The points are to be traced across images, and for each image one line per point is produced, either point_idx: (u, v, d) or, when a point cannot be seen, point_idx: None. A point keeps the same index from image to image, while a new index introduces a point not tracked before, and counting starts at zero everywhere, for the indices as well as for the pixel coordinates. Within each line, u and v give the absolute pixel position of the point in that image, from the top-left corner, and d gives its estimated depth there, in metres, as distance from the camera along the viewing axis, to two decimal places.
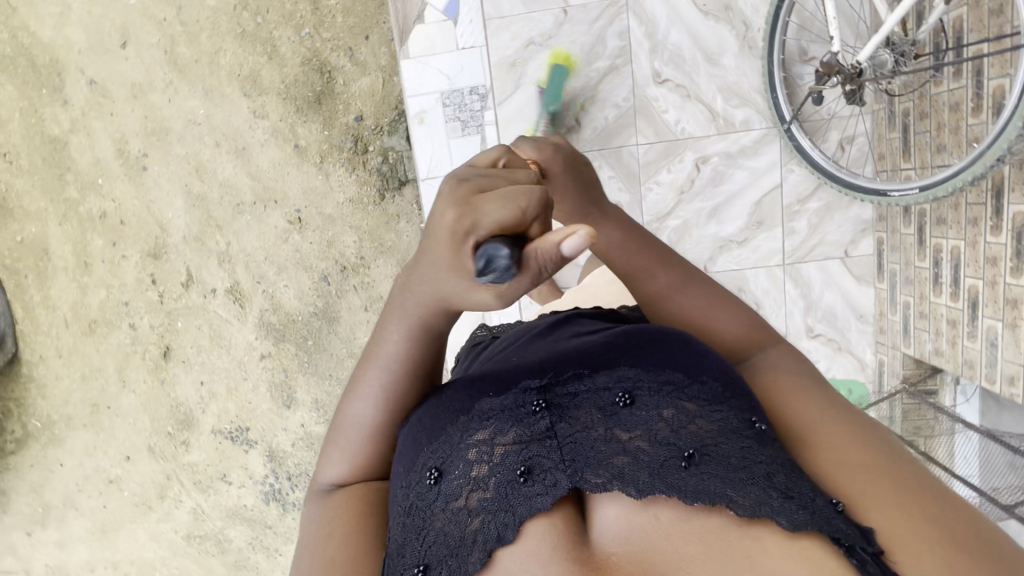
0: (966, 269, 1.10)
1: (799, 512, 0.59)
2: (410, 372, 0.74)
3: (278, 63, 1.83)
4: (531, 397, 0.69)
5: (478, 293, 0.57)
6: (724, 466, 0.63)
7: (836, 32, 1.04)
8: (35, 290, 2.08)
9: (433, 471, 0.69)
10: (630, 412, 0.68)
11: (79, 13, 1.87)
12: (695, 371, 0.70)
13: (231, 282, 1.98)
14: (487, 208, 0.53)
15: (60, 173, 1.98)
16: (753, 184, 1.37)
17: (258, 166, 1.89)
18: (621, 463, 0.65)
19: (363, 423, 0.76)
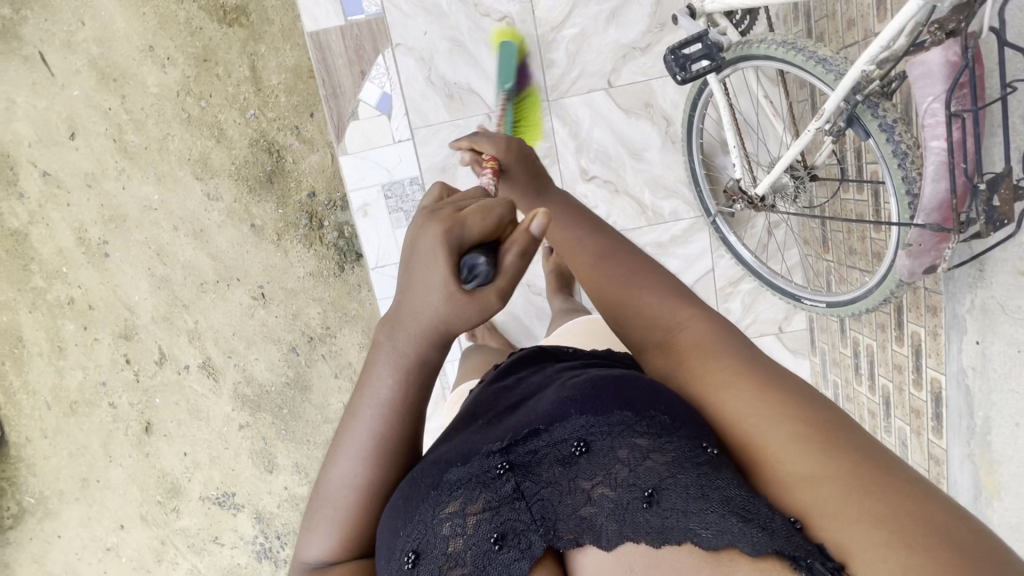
0: (879, 367, 1.23)
1: (760, 535, 0.52)
2: (400, 417, 0.69)
3: (226, 146, 1.84)
4: (495, 460, 0.65)
5: (467, 308, 0.63)
6: (685, 496, 0.57)
7: (737, 159, 1.09)
8: (14, 375, 2.12)
9: (410, 555, 0.62)
10: (588, 460, 0.63)
11: (25, 107, 1.87)
12: (643, 407, 0.63)
13: (203, 358, 2.02)
14: (465, 221, 0.62)
15: (24, 264, 2.01)
16: (686, 271, 1.42)
17: (218, 246, 1.92)
18: (587, 514, 0.60)
19: (350, 484, 0.70)
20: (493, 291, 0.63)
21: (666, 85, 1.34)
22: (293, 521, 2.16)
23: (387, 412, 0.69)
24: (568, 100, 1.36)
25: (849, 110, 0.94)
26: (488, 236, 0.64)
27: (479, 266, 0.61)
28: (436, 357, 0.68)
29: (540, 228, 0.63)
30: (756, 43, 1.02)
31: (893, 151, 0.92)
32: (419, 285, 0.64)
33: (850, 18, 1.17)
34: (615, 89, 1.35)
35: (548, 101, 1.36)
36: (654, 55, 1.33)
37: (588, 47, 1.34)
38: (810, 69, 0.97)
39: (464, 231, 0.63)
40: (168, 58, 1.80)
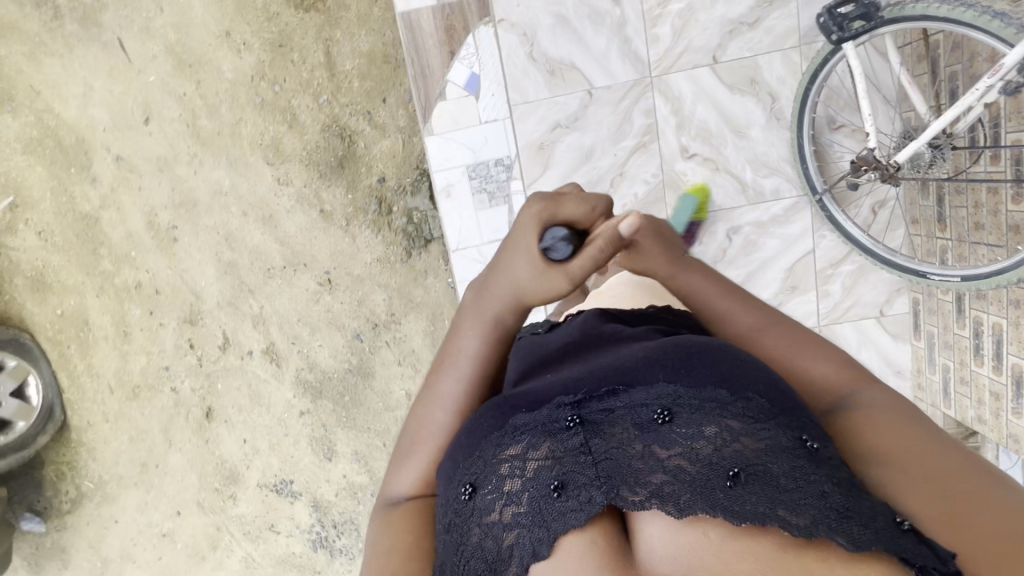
0: (1009, 346, 1.14)
1: (863, 532, 0.56)
2: (480, 374, 0.79)
3: (299, 131, 1.86)
4: (565, 412, 0.67)
5: (550, 280, 0.73)
6: (774, 486, 0.60)
7: (872, 129, 1.15)
8: (79, 359, 2.14)
9: (468, 486, 0.68)
10: (668, 429, 0.64)
11: (102, 93, 1.91)
12: (739, 388, 0.67)
13: (267, 343, 2.03)
14: (565, 204, 0.73)
15: (94, 248, 2.03)
16: (786, 251, 1.40)
17: (286, 231, 1.93)
18: (660, 482, 0.61)
19: (442, 430, 0.77)
20: (574, 268, 0.72)
21: (774, 61, 1.32)
22: (350, 510, 2.15)
23: (473, 367, 0.78)
24: (671, 77, 1.36)
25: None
26: (581, 222, 0.74)
27: (562, 237, 0.71)
28: (512, 326, 0.79)
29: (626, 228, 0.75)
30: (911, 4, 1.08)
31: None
32: (512, 252, 0.75)
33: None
34: (722, 67, 1.34)
35: (650, 78, 1.36)
36: (762, 31, 1.31)
37: (694, 23, 1.33)
38: (978, 24, 1.02)
39: (557, 211, 0.73)
40: (244, 44, 1.82)
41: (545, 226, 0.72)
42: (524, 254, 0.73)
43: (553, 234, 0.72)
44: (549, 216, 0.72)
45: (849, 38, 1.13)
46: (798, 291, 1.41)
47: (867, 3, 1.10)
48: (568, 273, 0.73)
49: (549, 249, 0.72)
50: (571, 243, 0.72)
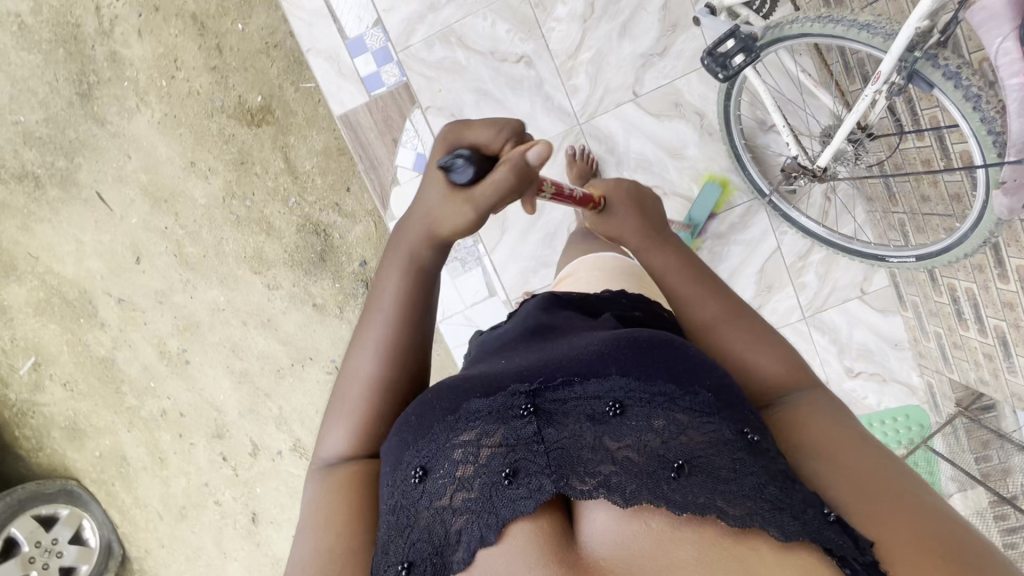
0: (986, 309, 1.13)
1: (791, 523, 0.57)
2: (408, 318, 0.87)
3: (277, 237, 1.94)
4: (520, 400, 0.68)
5: (456, 203, 0.82)
6: (715, 478, 0.60)
7: (793, 141, 1.17)
8: (125, 493, 2.23)
9: (418, 470, 0.69)
10: (618, 421, 0.66)
11: (93, 244, 2.03)
12: (686, 380, 0.68)
13: (293, 440, 2.10)
14: (474, 132, 0.82)
15: (116, 387, 2.14)
16: (752, 254, 1.43)
17: (287, 331, 2.00)
18: (610, 473, 0.62)
19: (365, 380, 0.84)
20: (477, 192, 0.80)
21: (691, 81, 1.37)
22: None
23: (393, 316, 0.86)
24: (599, 118, 1.41)
25: (910, 68, 0.94)
26: (488, 149, 0.82)
27: (464, 159, 0.78)
28: (433, 259, 0.88)
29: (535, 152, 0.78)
30: (788, 22, 1.07)
31: (965, 94, 0.92)
32: (430, 181, 0.84)
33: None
34: (645, 98, 1.39)
35: (579, 125, 1.41)
36: (672, 57, 1.36)
37: (607, 65, 1.39)
38: (850, 35, 1.00)
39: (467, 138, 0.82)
40: (209, 170, 1.92)
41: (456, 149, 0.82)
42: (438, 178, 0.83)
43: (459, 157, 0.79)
44: (460, 139, 0.82)
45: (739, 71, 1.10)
46: (775, 290, 1.43)
47: (745, 36, 1.07)
48: (472, 197, 0.81)
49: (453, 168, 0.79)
50: (470, 165, 0.78)
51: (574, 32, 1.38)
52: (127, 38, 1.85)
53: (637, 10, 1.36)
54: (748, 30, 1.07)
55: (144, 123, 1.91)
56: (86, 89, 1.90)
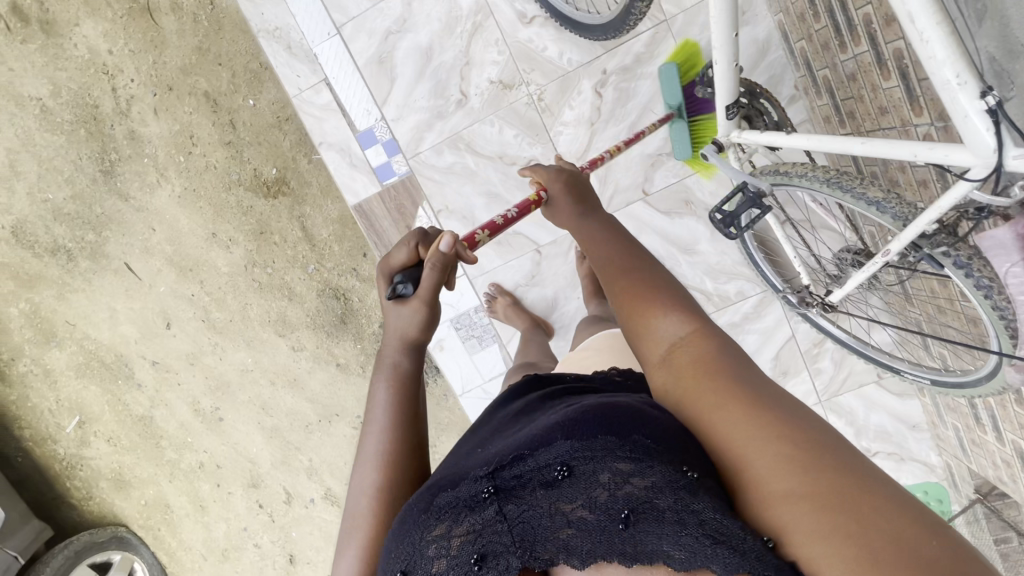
0: (1004, 424, 1.12)
1: (729, 555, 0.54)
2: (397, 418, 0.86)
3: (299, 301, 2.00)
4: (482, 483, 0.67)
5: (406, 308, 0.88)
6: (660, 522, 0.58)
7: (800, 267, 1.06)
8: (170, 537, 2.37)
9: (398, 573, 0.66)
10: (570, 484, 0.63)
11: (125, 311, 2.12)
12: (626, 431, 0.64)
13: (325, 489, 2.19)
14: (393, 257, 0.92)
15: (156, 441, 2.25)
16: (768, 342, 1.53)
17: (314, 390, 2.08)
18: (567, 536, 0.62)
19: (366, 493, 0.81)
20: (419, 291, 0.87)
21: (701, 179, 1.46)
22: None
23: (386, 415, 0.86)
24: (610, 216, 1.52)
25: (921, 253, 0.86)
26: (413, 262, 0.91)
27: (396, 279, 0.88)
28: (408, 363, 0.90)
29: (445, 243, 0.86)
30: (797, 175, 0.93)
31: (976, 284, 0.84)
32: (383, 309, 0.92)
33: (882, 105, 1.01)
34: (654, 196, 1.49)
35: None
36: None
37: (616, 166, 1.49)
38: (860, 207, 0.89)
39: (393, 265, 0.92)
40: (231, 240, 1.98)
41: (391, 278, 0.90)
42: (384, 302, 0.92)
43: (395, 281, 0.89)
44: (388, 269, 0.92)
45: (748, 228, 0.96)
46: (790, 375, 1.54)
47: (754, 193, 0.90)
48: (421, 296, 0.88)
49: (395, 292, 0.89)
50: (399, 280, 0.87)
51: (581, 135, 1.49)
52: (144, 117, 1.90)
53: (644, 112, 1.45)
54: (756, 186, 0.90)
55: (166, 197, 1.97)
56: (108, 167, 1.97)
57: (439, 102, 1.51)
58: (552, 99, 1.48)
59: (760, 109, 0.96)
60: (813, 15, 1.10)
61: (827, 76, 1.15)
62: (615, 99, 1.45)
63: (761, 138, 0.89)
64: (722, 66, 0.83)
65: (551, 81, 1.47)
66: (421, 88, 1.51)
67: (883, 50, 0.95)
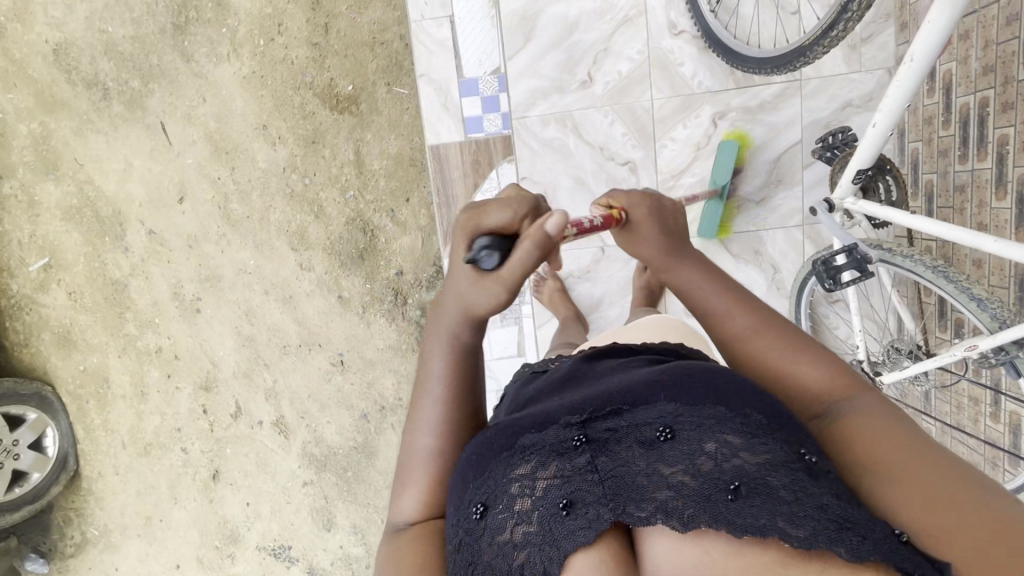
0: None
1: (860, 543, 0.54)
2: (461, 394, 0.80)
3: (325, 222, 1.94)
4: (573, 431, 0.66)
5: (488, 288, 0.75)
6: (774, 498, 0.57)
7: (860, 341, 1.13)
8: (95, 414, 2.22)
9: (479, 506, 0.66)
10: (670, 446, 0.62)
11: (141, 170, 2.00)
12: (736, 403, 0.64)
13: (277, 416, 2.10)
14: (486, 216, 0.74)
15: (120, 311, 2.12)
16: None
17: (305, 313, 2.01)
18: (667, 498, 0.59)
19: (429, 455, 0.78)
20: (506, 270, 0.73)
21: (777, 237, 1.55)
22: None
23: (445, 384, 0.80)
24: None
25: (1006, 357, 0.90)
26: (504, 228, 0.75)
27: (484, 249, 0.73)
28: (476, 340, 0.81)
29: (553, 225, 0.71)
30: (903, 254, 1.00)
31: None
32: (454, 270, 0.78)
33: (981, 220, 1.21)
34: (730, 239, 1.57)
35: None
36: (767, 208, 1.54)
37: (704, 197, 1.55)
38: (958, 298, 0.95)
39: (481, 224, 0.75)
40: (279, 137, 1.91)
41: (473, 236, 0.75)
42: (464, 274, 0.77)
43: (481, 249, 0.73)
44: (474, 229, 0.75)
45: (843, 286, 1.06)
46: None
47: (860, 257, 1.02)
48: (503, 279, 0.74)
49: (481, 261, 0.74)
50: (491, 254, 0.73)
51: (682, 157, 1.54)
52: None
53: (749, 156, 1.52)
54: (863, 251, 1.02)
55: (229, 74, 1.89)
56: (182, 22, 1.88)
57: (564, 78, 1.53)
58: (668, 113, 1.52)
59: (875, 189, 1.06)
60: (942, 122, 1.31)
61: (932, 181, 1.35)
62: (727, 134, 1.51)
63: (875, 209, 0.99)
64: (877, 129, 0.95)
65: (675, 95, 1.51)
66: (550, 58, 1.52)
67: (1007, 171, 1.15)
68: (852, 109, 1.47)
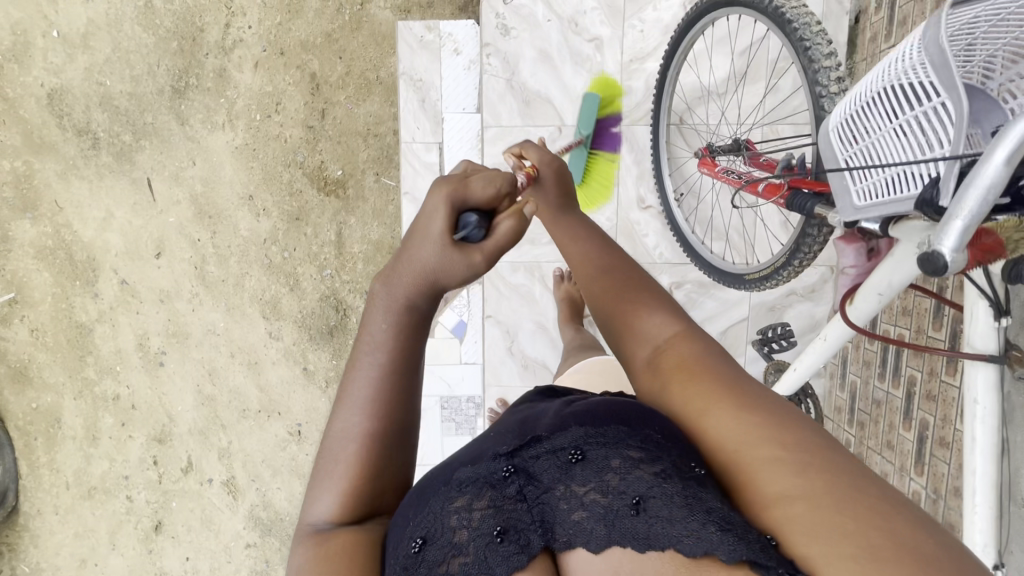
0: None
1: (735, 543, 0.51)
2: (399, 363, 0.66)
3: (299, 295, 1.97)
4: (500, 462, 0.61)
5: (461, 258, 0.67)
6: (670, 504, 0.55)
7: None
8: (42, 451, 2.19)
9: (418, 540, 0.59)
10: (583, 466, 0.59)
11: (121, 221, 2.01)
12: (639, 424, 0.60)
13: (228, 476, 2.11)
14: (472, 189, 0.68)
15: (81, 354, 2.11)
16: None
17: (268, 380, 2.03)
18: (580, 519, 0.57)
19: (351, 436, 0.65)
20: (489, 244, 0.68)
21: None
22: None
23: (383, 357, 0.66)
24: None
25: None
26: (486, 201, 0.70)
27: (473, 223, 0.67)
28: (426, 307, 0.69)
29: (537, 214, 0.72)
30: None
31: None
32: (422, 231, 0.67)
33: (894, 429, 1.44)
34: None
35: None
36: None
37: None
38: None
39: (468, 196, 0.68)
40: (264, 209, 1.94)
41: (455, 207, 0.67)
42: (434, 233, 0.66)
43: (465, 221, 0.67)
44: (459, 197, 0.68)
45: None
46: None
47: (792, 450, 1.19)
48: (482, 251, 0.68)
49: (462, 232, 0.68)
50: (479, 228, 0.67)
51: None
52: (241, 63, 1.87)
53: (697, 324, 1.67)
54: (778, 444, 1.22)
55: (221, 141, 1.92)
56: (181, 86, 1.91)
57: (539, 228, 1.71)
58: None
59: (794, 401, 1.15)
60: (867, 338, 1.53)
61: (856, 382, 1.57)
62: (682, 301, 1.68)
63: None
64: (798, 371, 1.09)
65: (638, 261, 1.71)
66: None
67: (913, 408, 1.38)
68: (795, 297, 1.65)
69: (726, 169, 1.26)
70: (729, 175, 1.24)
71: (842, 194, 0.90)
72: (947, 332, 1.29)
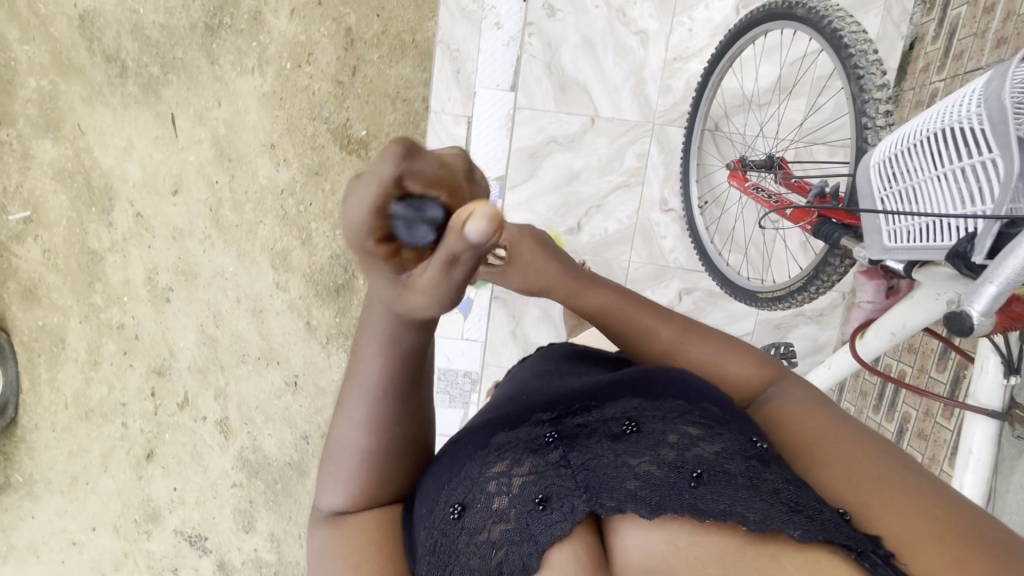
0: None
1: (808, 523, 0.55)
2: (390, 392, 0.62)
3: (310, 250, 1.98)
4: (545, 429, 0.68)
5: (408, 296, 0.49)
6: (732, 484, 0.59)
7: None
8: (45, 368, 2.24)
9: (456, 506, 0.65)
10: (636, 438, 0.65)
11: (141, 153, 2.01)
12: (695, 399, 0.68)
13: (221, 416, 2.16)
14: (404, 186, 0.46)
15: (90, 281, 2.13)
16: None
17: (271, 329, 2.05)
18: (633, 488, 0.61)
19: (354, 448, 0.66)
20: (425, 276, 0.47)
21: None
22: None
23: (375, 388, 0.62)
24: None
25: None
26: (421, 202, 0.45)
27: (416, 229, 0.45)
28: (408, 342, 0.58)
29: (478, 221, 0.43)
30: None
31: None
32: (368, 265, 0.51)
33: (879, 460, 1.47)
34: None
35: None
36: None
37: None
38: None
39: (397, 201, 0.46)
40: (284, 160, 1.93)
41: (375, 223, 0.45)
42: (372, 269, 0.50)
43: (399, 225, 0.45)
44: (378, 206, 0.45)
45: None
46: None
47: None
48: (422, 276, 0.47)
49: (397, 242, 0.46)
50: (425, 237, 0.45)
51: None
52: (278, 8, 1.84)
53: None
54: None
55: (249, 86, 1.91)
56: (215, 24, 1.88)
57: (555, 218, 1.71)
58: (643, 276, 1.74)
59: None
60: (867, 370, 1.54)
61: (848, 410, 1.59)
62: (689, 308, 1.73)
63: None
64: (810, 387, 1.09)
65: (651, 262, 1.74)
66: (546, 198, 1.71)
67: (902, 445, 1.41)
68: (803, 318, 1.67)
69: (756, 186, 1.27)
70: (760, 194, 1.26)
71: (870, 236, 0.91)
72: (949, 376, 1.32)
